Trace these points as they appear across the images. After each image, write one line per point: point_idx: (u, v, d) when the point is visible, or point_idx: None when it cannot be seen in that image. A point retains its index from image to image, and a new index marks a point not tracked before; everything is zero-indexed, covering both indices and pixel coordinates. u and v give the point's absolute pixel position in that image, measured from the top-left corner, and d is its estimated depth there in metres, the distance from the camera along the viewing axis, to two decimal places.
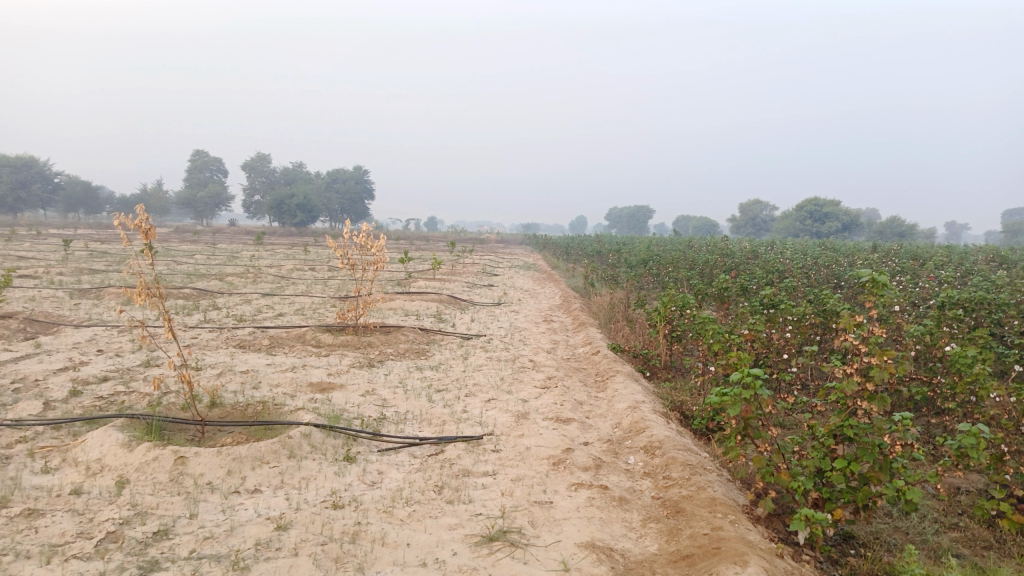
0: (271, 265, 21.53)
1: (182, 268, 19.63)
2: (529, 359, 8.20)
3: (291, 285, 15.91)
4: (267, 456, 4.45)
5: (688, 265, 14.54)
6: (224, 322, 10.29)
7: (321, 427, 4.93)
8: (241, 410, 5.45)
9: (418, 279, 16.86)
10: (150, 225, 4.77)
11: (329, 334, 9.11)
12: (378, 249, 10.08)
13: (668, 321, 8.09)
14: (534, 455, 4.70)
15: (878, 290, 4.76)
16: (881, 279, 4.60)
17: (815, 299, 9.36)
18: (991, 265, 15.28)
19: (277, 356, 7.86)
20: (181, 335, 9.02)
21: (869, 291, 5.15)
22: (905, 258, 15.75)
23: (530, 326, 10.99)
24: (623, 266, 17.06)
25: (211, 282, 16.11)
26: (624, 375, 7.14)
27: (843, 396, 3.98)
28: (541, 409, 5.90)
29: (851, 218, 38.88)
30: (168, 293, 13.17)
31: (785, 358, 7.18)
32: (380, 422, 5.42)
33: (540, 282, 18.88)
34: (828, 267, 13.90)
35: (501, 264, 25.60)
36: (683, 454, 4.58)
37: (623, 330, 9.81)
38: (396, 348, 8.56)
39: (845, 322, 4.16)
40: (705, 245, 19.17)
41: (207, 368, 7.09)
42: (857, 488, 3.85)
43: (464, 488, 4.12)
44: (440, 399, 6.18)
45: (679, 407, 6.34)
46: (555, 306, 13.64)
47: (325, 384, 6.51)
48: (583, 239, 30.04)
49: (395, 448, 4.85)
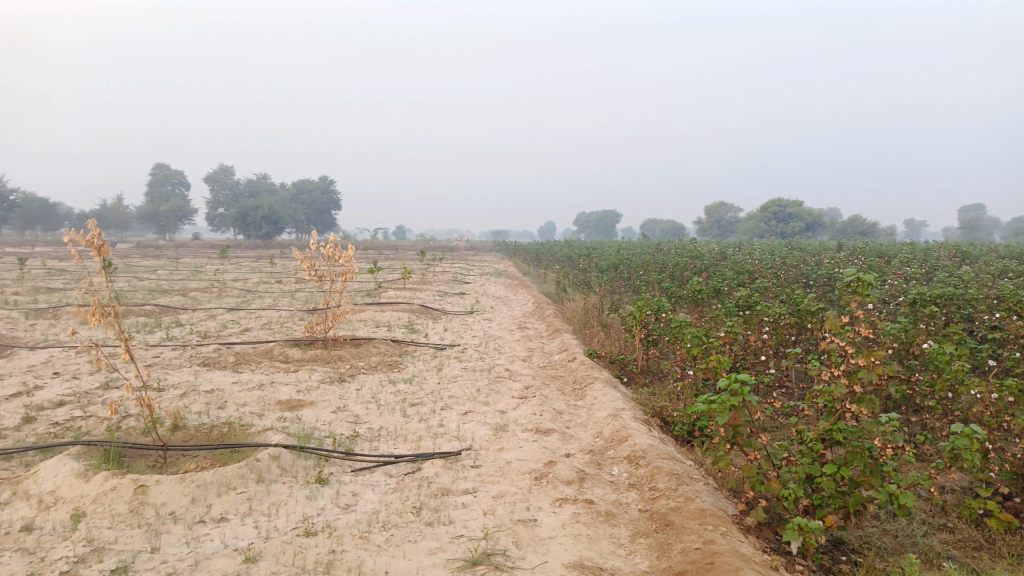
0: (236, 279, 21.07)
1: (143, 284, 19.09)
2: (505, 368, 8.03)
3: (258, 299, 15.56)
4: (234, 481, 4.22)
5: (659, 267, 14.51)
6: (188, 339, 9.95)
7: (291, 448, 4.70)
8: (205, 432, 5.20)
9: (388, 290, 16.60)
10: (103, 241, 4.51)
11: (298, 348, 8.84)
12: (347, 259, 9.82)
13: (643, 326, 7.98)
14: (515, 470, 4.53)
15: (864, 291, 4.67)
16: (869, 279, 4.50)
17: (788, 298, 9.35)
18: (955, 260, 15.48)
19: (244, 373, 7.59)
20: (143, 355, 8.68)
21: (855, 292, 5.06)
22: (871, 256, 15.90)
23: (504, 334, 10.82)
24: (594, 270, 16.98)
25: (174, 298, 15.68)
26: (602, 382, 7.01)
27: (830, 399, 3.88)
28: (520, 420, 5.73)
29: (815, 218, 39.43)
30: (129, 310, 12.75)
31: (762, 360, 7.11)
32: (353, 440, 5.20)
33: (512, 289, 18.77)
34: (797, 267, 13.96)
35: (471, 272, 25.42)
36: (668, 464, 4.45)
37: (598, 336, 9.70)
38: (368, 361, 8.32)
39: (831, 323, 4.06)
40: (675, 248, 19.20)
41: (170, 388, 6.80)
42: (847, 493, 3.75)
43: (443, 508, 3.93)
44: (415, 413, 5.98)
45: (659, 413, 6.22)
46: (528, 313, 13.48)
47: (295, 402, 6.27)
48: (552, 244, 29.94)
49: (369, 467, 4.64)
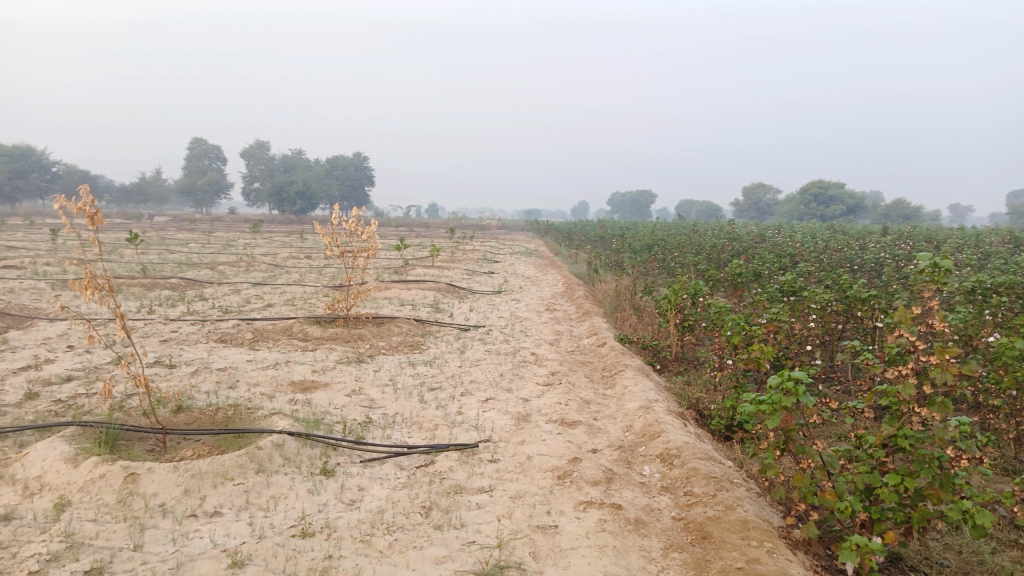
0: (266, 253, 20.97)
1: (173, 257, 19.08)
2: (531, 352, 7.63)
3: (284, 274, 15.35)
4: (231, 472, 3.91)
5: (695, 249, 13.94)
6: (208, 314, 9.73)
7: (296, 435, 4.37)
8: (210, 415, 4.90)
9: (416, 268, 16.29)
10: (96, 208, 4.21)
11: (318, 326, 8.55)
12: (370, 235, 9.46)
13: (679, 310, 7.52)
14: (536, 466, 4.14)
15: (942, 279, 3.96)
16: (949, 265, 3.79)
17: (833, 284, 8.79)
18: (1010, 248, 14.64)
19: (260, 351, 7.32)
20: (160, 329, 8.47)
21: (927, 279, 4.47)
22: (919, 241, 15.13)
23: (532, 315, 10.43)
24: (627, 251, 16.46)
25: (202, 272, 15.55)
26: (633, 370, 6.59)
27: (896, 400, 3.39)
28: (544, 410, 5.34)
29: (856, 201, 38.23)
30: (153, 282, 12.61)
31: (808, 349, 6.60)
32: (365, 427, 4.86)
33: (542, 269, 18.38)
34: (840, 251, 13.29)
35: (500, 250, 25.04)
36: (705, 465, 4.03)
37: (630, 320, 9.26)
38: (389, 341, 7.99)
39: (901, 313, 3.50)
40: (711, 228, 18.53)
41: (182, 366, 6.54)
42: (911, 507, 3.31)
43: (455, 508, 3.57)
44: (432, 399, 5.62)
45: (694, 406, 5.78)
46: (558, 294, 13.06)
47: (308, 383, 5.95)
48: (585, 224, 29.30)
49: (380, 458, 4.31)
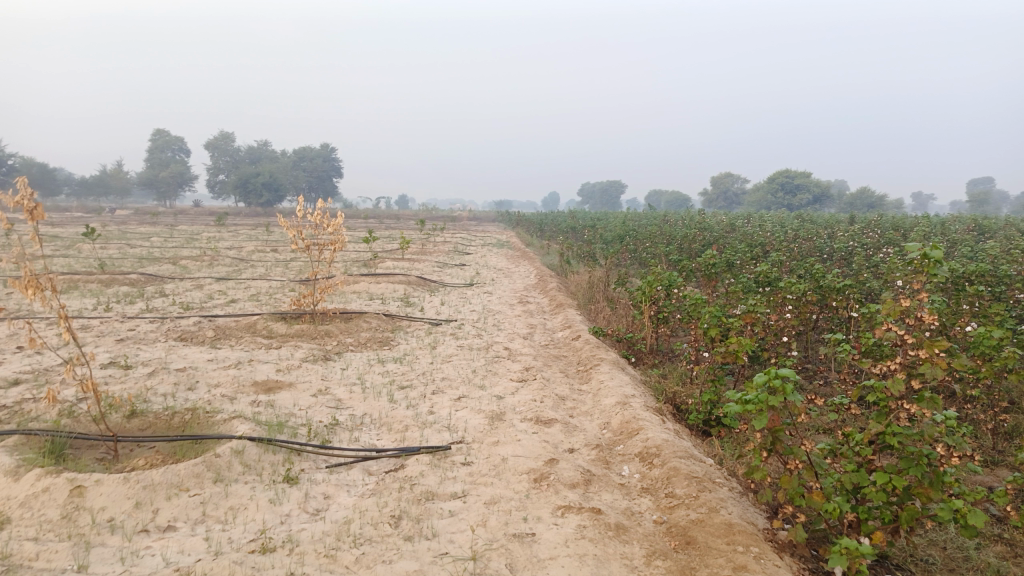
0: (231, 247, 20.49)
1: (134, 251, 18.54)
2: (504, 347, 7.46)
3: (250, 268, 14.98)
4: (187, 482, 3.66)
5: (666, 239, 13.86)
6: (168, 310, 9.39)
7: (257, 441, 4.14)
8: (165, 419, 4.63)
9: (385, 260, 16.00)
10: (36, 203, 3.94)
11: (283, 323, 8.27)
12: (336, 228, 9.18)
13: (653, 302, 7.38)
14: (511, 469, 3.97)
15: (929, 269, 3.78)
16: (938, 255, 3.59)
17: (805, 274, 8.74)
18: (974, 235, 14.82)
19: (222, 349, 7.03)
20: (117, 327, 8.12)
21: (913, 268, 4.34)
22: (885, 229, 15.24)
23: (504, 308, 10.25)
24: (599, 242, 16.35)
25: (163, 267, 15.09)
26: (609, 364, 6.44)
27: (883, 396, 3.25)
28: (519, 408, 5.17)
29: (822, 190, 38.65)
30: (111, 279, 12.18)
31: (785, 340, 6.51)
32: (331, 430, 4.64)
33: (514, 260, 18.21)
34: (809, 240, 13.31)
35: (471, 242, 24.80)
36: (686, 464, 3.89)
37: (604, 312, 9.12)
38: (357, 337, 7.75)
39: (888, 305, 3.35)
40: (682, 218, 18.49)
41: (139, 366, 6.24)
42: (900, 506, 3.19)
43: (426, 517, 3.38)
44: (402, 398, 5.41)
45: (671, 400, 5.65)
46: (530, 286, 12.89)
47: (271, 383, 5.70)
48: (556, 215, 29.16)
49: (346, 463, 4.10)
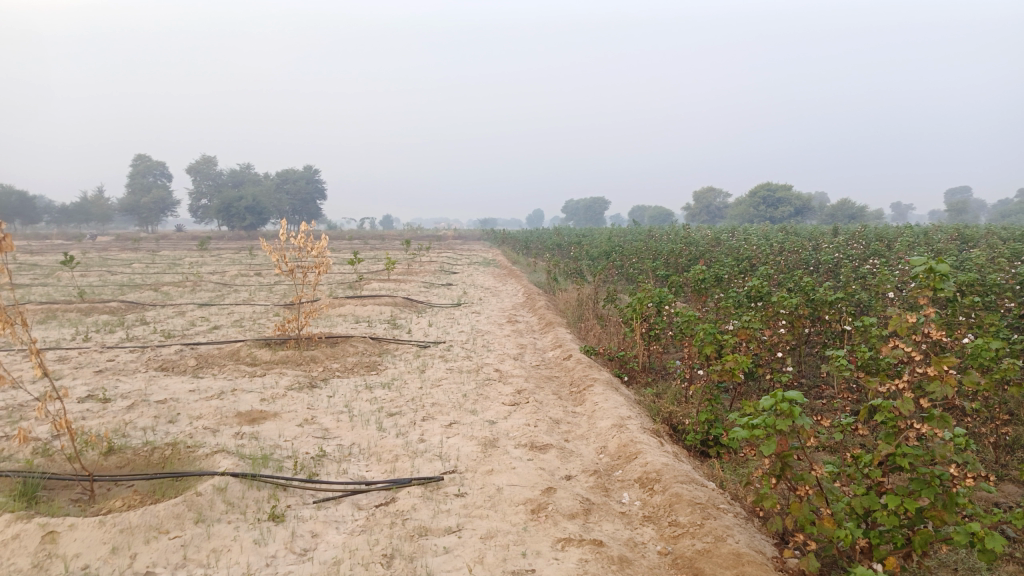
0: (213, 271, 20.22)
1: (115, 278, 18.24)
2: (494, 369, 7.31)
3: (233, 293, 14.75)
4: (167, 523, 3.46)
5: (653, 254, 13.80)
6: (149, 339, 9.15)
7: (240, 477, 3.96)
8: (145, 456, 4.43)
9: (371, 282, 15.82)
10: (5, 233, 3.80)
11: (268, 349, 8.07)
12: (320, 250, 9.01)
13: (644, 319, 7.28)
14: (507, 499, 3.81)
15: (932, 284, 3.69)
16: (943, 270, 3.52)
17: (795, 288, 8.68)
18: (957, 243, 14.88)
19: (204, 379, 6.82)
20: (96, 358, 7.88)
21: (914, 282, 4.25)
22: (869, 240, 15.28)
23: (493, 328, 10.10)
24: (585, 259, 16.28)
25: (145, 293, 14.81)
26: (602, 384, 6.31)
27: (892, 416, 3.16)
28: (512, 433, 5.02)
29: (803, 202, 38.95)
30: (90, 307, 11.91)
31: (779, 356, 6.41)
32: (319, 462, 4.46)
33: (501, 279, 18.09)
34: (796, 252, 13.30)
35: (458, 261, 24.68)
36: (688, 490, 3.75)
37: (594, 330, 9.00)
38: (344, 363, 7.57)
39: (894, 323, 3.27)
40: (667, 233, 18.47)
41: (118, 399, 6.03)
42: (913, 530, 3.07)
43: (420, 555, 3.22)
44: (392, 426, 5.25)
45: (668, 421, 5.52)
46: (518, 305, 12.76)
47: (256, 414, 5.51)
48: (541, 232, 29.14)
49: (335, 498, 3.93)
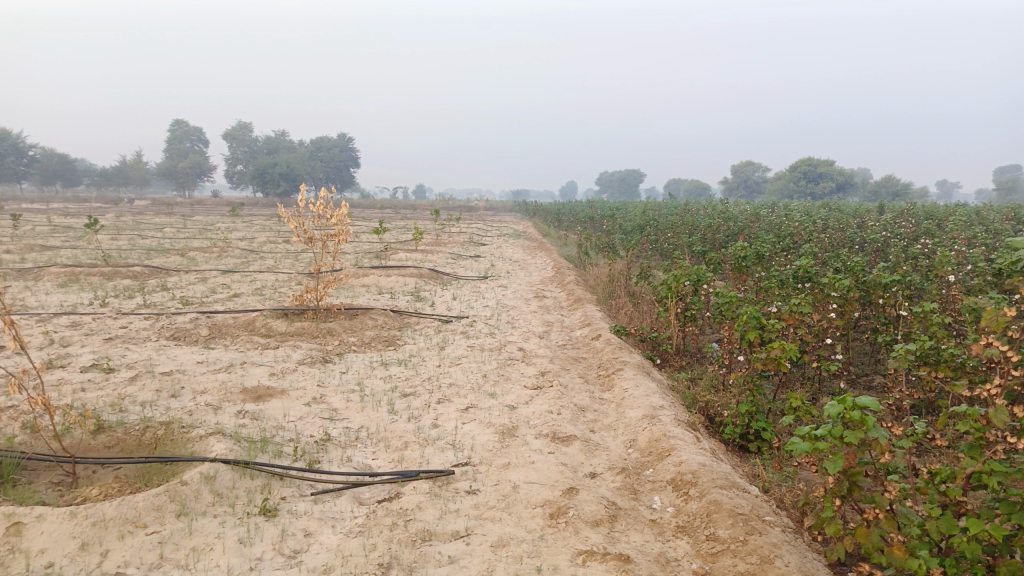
0: (243, 237, 20.11)
1: (145, 243, 18.17)
2: (518, 347, 6.90)
3: (259, 261, 14.53)
4: (145, 517, 3.11)
5: (689, 229, 13.20)
6: (166, 306, 8.91)
7: (232, 464, 3.62)
8: (136, 435, 4.10)
9: (397, 251, 15.47)
10: None
11: (284, 320, 7.76)
12: (340, 218, 8.63)
13: (680, 298, 6.77)
14: (523, 500, 3.41)
15: None
16: None
17: (841, 268, 8.08)
18: (1011, 223, 13.97)
19: (215, 350, 6.52)
20: (109, 325, 7.65)
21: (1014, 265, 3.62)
22: (920, 219, 14.47)
23: (519, 303, 9.67)
24: (618, 232, 15.71)
25: (171, 259, 14.68)
26: (633, 368, 5.86)
27: (980, 427, 2.64)
28: (533, 421, 4.61)
29: (845, 179, 37.64)
30: (114, 270, 11.74)
31: (828, 343, 5.87)
32: (321, 448, 4.10)
33: (531, 251, 17.65)
34: (840, 230, 12.60)
35: (488, 232, 24.28)
36: (729, 498, 3.30)
37: (626, 308, 8.53)
38: (361, 337, 7.22)
39: (990, 317, 2.74)
40: (703, 207, 17.72)
41: (122, 370, 5.76)
42: (999, 560, 2.56)
43: (421, 566, 2.83)
44: (404, 408, 4.87)
45: (704, 411, 5.05)
46: (547, 279, 12.30)
47: (262, 390, 5.18)
48: (573, 204, 28.57)
49: (334, 491, 3.57)
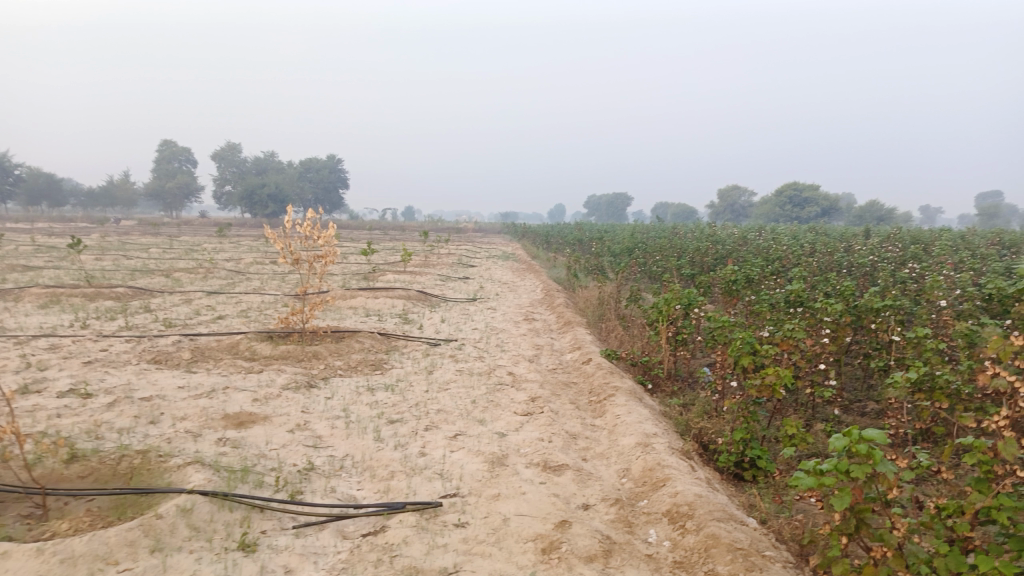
0: (229, 258, 19.92)
1: (129, 263, 17.94)
2: (507, 371, 6.78)
3: (245, 282, 14.36)
4: (117, 553, 2.96)
5: (678, 252, 13.18)
6: (148, 328, 8.73)
7: (210, 496, 3.47)
8: (111, 464, 3.94)
9: (385, 273, 15.35)
10: None
11: (269, 343, 7.61)
12: (327, 240, 8.52)
13: (671, 322, 6.69)
14: (513, 534, 3.29)
15: None
16: None
17: (831, 292, 8.05)
18: (996, 248, 14.02)
19: (197, 374, 6.36)
20: (89, 348, 7.46)
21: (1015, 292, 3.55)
22: (906, 243, 14.53)
23: (508, 326, 9.57)
24: (607, 255, 15.68)
25: (155, 279, 14.48)
26: (624, 394, 5.76)
27: (988, 460, 2.55)
28: (524, 449, 4.49)
29: (830, 203, 38.01)
30: (96, 291, 11.54)
31: (821, 368, 5.80)
32: (305, 478, 3.96)
33: (520, 273, 17.60)
34: (828, 254, 12.63)
35: (477, 254, 24.21)
36: (727, 532, 3.19)
37: (616, 332, 8.44)
38: (348, 360, 7.08)
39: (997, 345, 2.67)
40: (691, 231, 17.75)
41: (100, 395, 5.59)
42: None
43: None
44: (391, 436, 4.74)
45: (698, 439, 4.94)
46: (537, 301, 12.21)
47: (244, 416, 5.03)
48: (562, 227, 28.60)
49: (317, 524, 3.43)
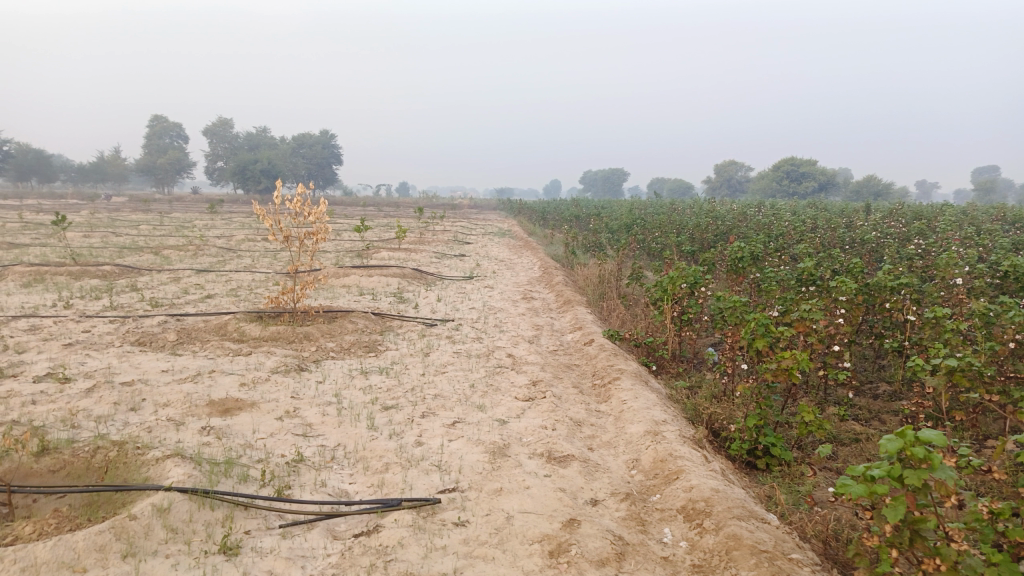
0: (220, 235, 19.52)
1: (118, 240, 17.52)
2: (506, 353, 6.52)
3: (235, 259, 13.99)
4: (85, 559, 2.69)
5: (678, 228, 12.86)
6: (133, 308, 8.41)
7: (189, 494, 3.21)
8: (85, 457, 3.67)
9: (379, 250, 15.02)
10: None
11: (259, 324, 7.32)
12: (317, 216, 8.18)
13: (676, 301, 6.42)
14: (518, 534, 3.05)
15: None
16: None
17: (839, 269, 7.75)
18: (1001, 223, 13.74)
19: (182, 357, 6.07)
20: (70, 329, 7.16)
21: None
22: (909, 219, 14.26)
23: (506, 305, 9.29)
24: (604, 231, 15.36)
25: (144, 257, 14.11)
26: (630, 377, 5.50)
27: None
28: (526, 438, 4.23)
29: (828, 177, 37.65)
30: (81, 269, 11.19)
31: (834, 350, 5.55)
32: (293, 471, 3.70)
33: (517, 251, 17.31)
34: (831, 229, 12.32)
35: (472, 231, 23.83)
36: (750, 533, 2.95)
37: (617, 310, 8.17)
38: (341, 342, 6.80)
39: None
40: (690, 206, 17.43)
41: (79, 379, 5.30)
42: None
43: None
44: (385, 424, 4.47)
45: (708, 425, 4.69)
46: (534, 279, 11.92)
47: (230, 403, 4.76)
48: (558, 203, 28.21)
49: (306, 523, 3.18)
